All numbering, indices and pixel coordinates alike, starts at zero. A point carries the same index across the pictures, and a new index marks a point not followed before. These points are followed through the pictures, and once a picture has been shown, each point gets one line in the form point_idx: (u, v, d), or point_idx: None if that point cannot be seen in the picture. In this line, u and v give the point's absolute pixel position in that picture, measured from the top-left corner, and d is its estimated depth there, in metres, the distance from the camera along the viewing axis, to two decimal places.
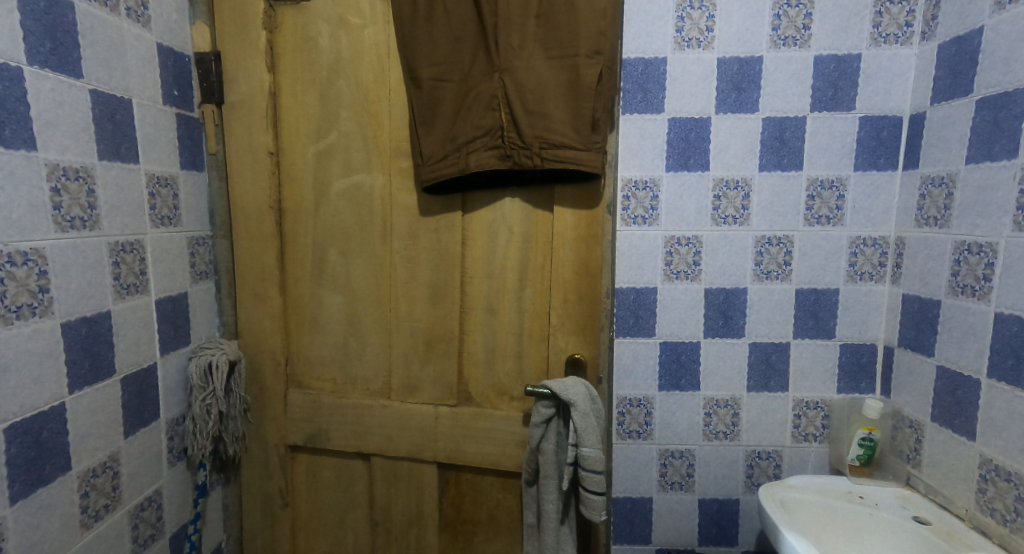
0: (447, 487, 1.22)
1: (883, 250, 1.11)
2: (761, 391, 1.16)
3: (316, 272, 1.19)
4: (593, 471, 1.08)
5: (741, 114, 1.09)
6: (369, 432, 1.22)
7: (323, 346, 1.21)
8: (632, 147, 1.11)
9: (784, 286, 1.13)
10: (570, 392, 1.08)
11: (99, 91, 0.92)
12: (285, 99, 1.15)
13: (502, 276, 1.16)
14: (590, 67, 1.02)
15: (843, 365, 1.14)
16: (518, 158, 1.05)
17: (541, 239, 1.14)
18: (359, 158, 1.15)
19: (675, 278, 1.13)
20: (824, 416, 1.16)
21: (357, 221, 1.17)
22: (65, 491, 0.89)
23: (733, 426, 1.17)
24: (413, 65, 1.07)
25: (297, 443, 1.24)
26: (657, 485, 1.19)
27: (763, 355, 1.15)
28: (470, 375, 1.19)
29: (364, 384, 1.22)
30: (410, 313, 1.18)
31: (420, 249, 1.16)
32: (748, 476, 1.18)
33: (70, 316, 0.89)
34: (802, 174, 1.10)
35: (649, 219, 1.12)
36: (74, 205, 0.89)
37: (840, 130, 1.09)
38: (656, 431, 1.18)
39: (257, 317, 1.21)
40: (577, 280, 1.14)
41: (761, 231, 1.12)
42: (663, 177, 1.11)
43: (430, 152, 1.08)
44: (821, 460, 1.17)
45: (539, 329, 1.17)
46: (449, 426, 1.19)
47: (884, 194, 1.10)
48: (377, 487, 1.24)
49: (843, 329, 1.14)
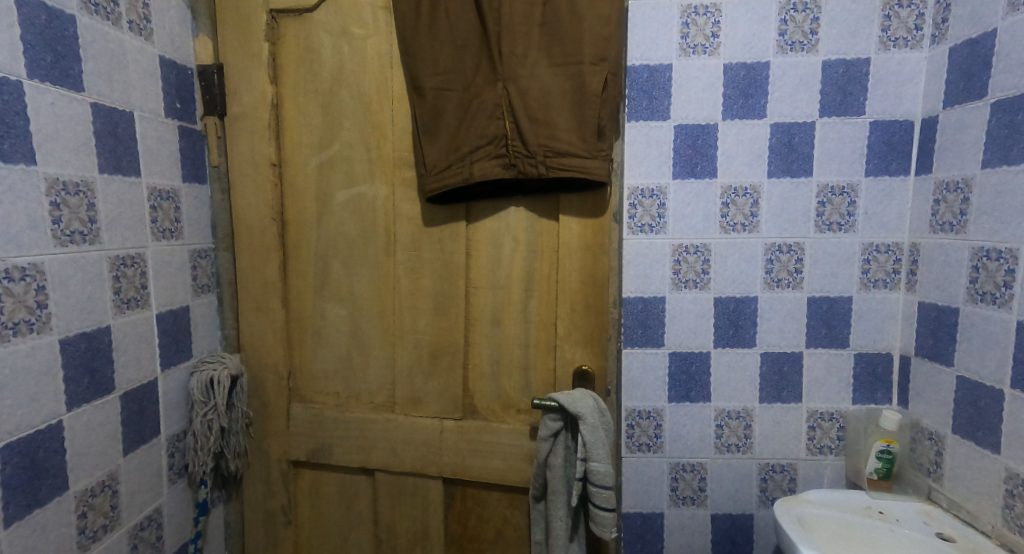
0: (452, 502, 1.20)
1: (896, 257, 1.08)
2: (774, 402, 1.13)
3: (319, 284, 1.18)
4: (603, 486, 1.05)
5: (748, 121, 1.08)
6: (373, 446, 1.19)
7: (327, 359, 1.20)
8: (638, 154, 1.10)
9: (795, 294, 1.11)
10: (579, 404, 1.06)
11: (100, 104, 0.92)
12: (288, 110, 1.14)
13: (508, 286, 1.14)
14: (595, 74, 1.00)
15: (859, 375, 1.12)
16: (523, 167, 1.03)
17: (546, 248, 1.12)
18: (361, 168, 1.14)
19: (683, 287, 1.11)
20: (840, 428, 1.13)
21: (360, 232, 1.16)
22: (61, 512, 0.87)
23: (746, 438, 1.15)
24: (416, 75, 1.06)
25: (299, 458, 1.21)
26: (668, 500, 1.16)
27: (775, 365, 1.13)
28: (475, 388, 1.17)
29: (368, 398, 1.20)
30: (414, 325, 1.17)
31: (423, 259, 1.15)
32: (762, 490, 1.16)
33: (68, 332, 0.87)
34: (811, 180, 1.08)
35: (656, 227, 1.10)
36: (74, 219, 0.88)
37: (851, 135, 1.07)
38: (667, 444, 1.15)
39: (260, 330, 1.19)
40: (584, 290, 1.12)
41: (770, 238, 1.10)
42: (669, 185, 1.09)
43: (433, 161, 1.07)
44: (837, 473, 1.14)
45: (546, 340, 1.14)
46: (454, 440, 1.17)
47: (897, 199, 1.07)
48: (381, 502, 1.21)
49: (857, 338, 1.11)
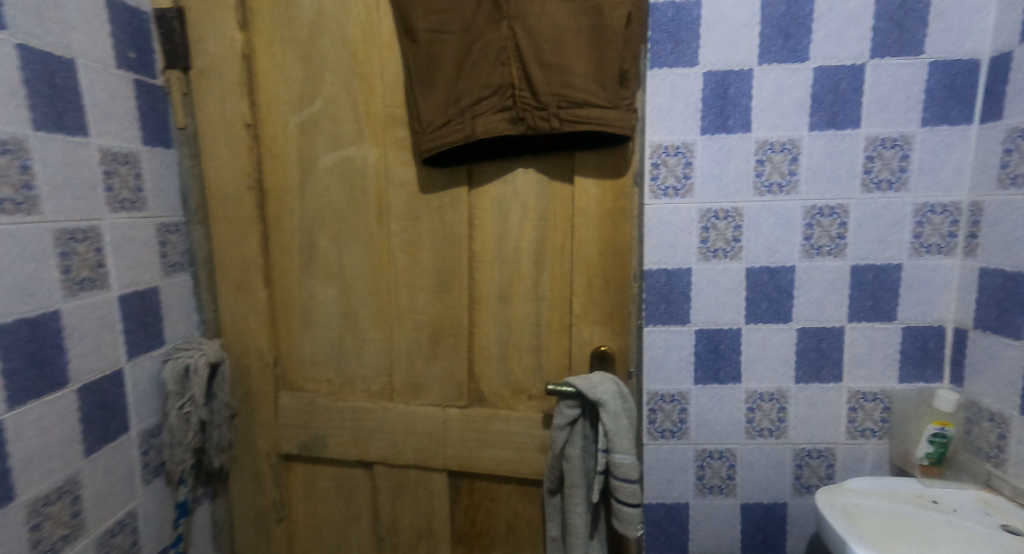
0: (459, 496, 1.09)
1: (953, 218, 0.96)
2: (811, 382, 1.03)
3: (305, 260, 1.06)
4: (627, 480, 0.93)
5: (789, 65, 0.94)
6: (371, 437, 1.09)
7: (316, 343, 1.08)
8: (661, 107, 0.96)
9: (837, 263, 0.99)
10: (599, 390, 0.93)
11: (31, 48, 0.78)
12: (261, 62, 1.00)
13: (516, 259, 1.02)
14: (617, 9, 0.86)
15: (907, 351, 1.01)
16: (533, 121, 0.90)
17: (560, 215, 0.99)
18: (348, 128, 1.00)
19: (712, 257, 0.99)
20: (884, 410, 1.03)
21: (349, 200, 1.03)
22: (10, 523, 0.76)
23: (780, 422, 1.04)
24: (407, 16, 0.92)
25: (291, 451, 1.11)
26: (695, 490, 1.06)
27: (814, 341, 1.01)
28: (482, 372, 1.05)
29: (363, 385, 1.08)
30: (413, 305, 1.05)
31: (421, 230, 1.02)
32: (797, 478, 1.06)
33: (5, 317, 0.75)
34: (858, 133, 0.95)
35: (682, 190, 0.98)
36: (5, 185, 0.75)
37: (906, 79, 0.93)
38: (693, 430, 1.05)
39: (241, 312, 1.07)
40: (602, 261, 0.99)
41: (810, 200, 0.97)
42: (697, 141, 0.96)
43: (430, 117, 0.93)
44: (880, 458, 1.04)
45: (560, 319, 1.02)
46: (460, 429, 1.06)
47: (956, 151, 0.94)
48: (381, 497, 1.11)
49: (907, 311, 0.99)
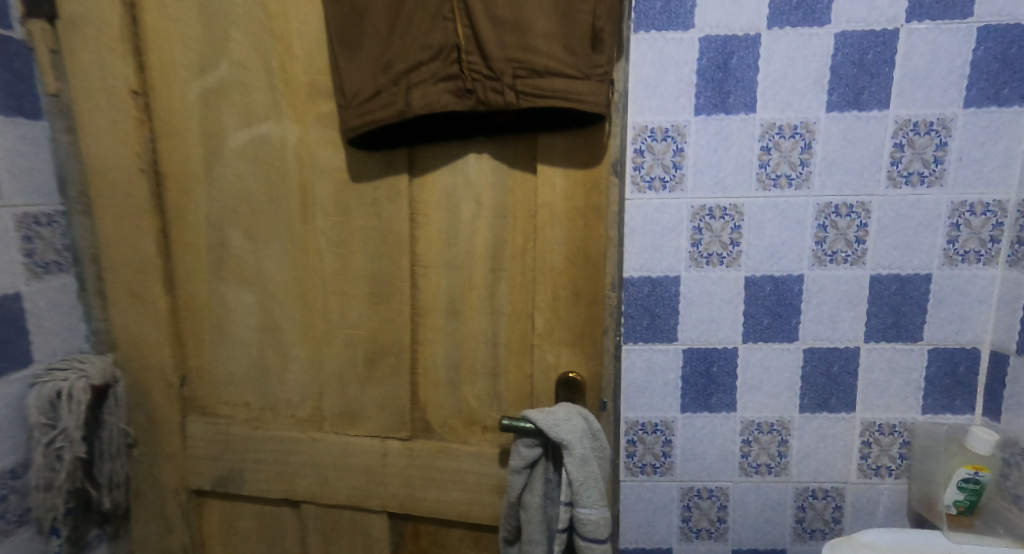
0: (402, 541, 0.93)
1: (996, 220, 0.79)
2: (818, 412, 0.86)
3: (215, 261, 0.87)
4: (595, 540, 0.77)
5: (805, 30, 0.76)
6: (297, 472, 0.91)
7: (231, 361, 0.90)
8: (647, 80, 0.78)
9: (854, 272, 0.82)
10: (563, 430, 0.76)
11: None
12: (149, 14, 0.80)
13: (468, 265, 0.84)
14: None
15: (932, 378, 0.84)
16: (483, 94, 0.71)
17: (521, 212, 0.82)
18: (260, 100, 0.81)
19: (704, 264, 0.82)
20: (903, 445, 0.86)
21: (265, 189, 0.84)
22: None
23: (781, 457, 0.88)
24: None
25: (202, 487, 0.93)
26: (679, 534, 0.90)
27: (822, 365, 0.85)
28: (428, 398, 0.88)
29: (288, 411, 0.91)
30: (345, 318, 0.86)
31: (353, 228, 0.84)
32: (798, 521, 0.89)
33: None
34: (886, 114, 0.77)
35: (671, 182, 0.80)
36: None
37: (948, 49, 0.75)
38: (678, 465, 0.88)
39: (136, 322, 0.89)
40: (572, 270, 0.82)
41: (824, 196, 0.80)
42: (689, 123, 0.78)
43: (356, 87, 0.75)
44: (897, 501, 0.88)
45: (521, 336, 0.85)
46: (401, 466, 0.89)
47: (1005, 139, 0.77)
48: (311, 541, 0.94)
49: (935, 331, 0.83)
